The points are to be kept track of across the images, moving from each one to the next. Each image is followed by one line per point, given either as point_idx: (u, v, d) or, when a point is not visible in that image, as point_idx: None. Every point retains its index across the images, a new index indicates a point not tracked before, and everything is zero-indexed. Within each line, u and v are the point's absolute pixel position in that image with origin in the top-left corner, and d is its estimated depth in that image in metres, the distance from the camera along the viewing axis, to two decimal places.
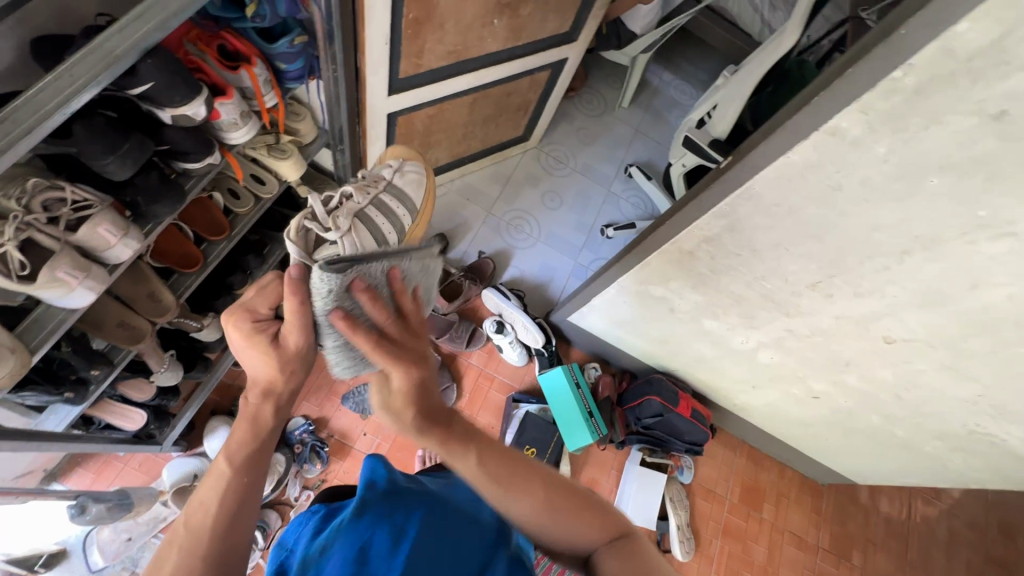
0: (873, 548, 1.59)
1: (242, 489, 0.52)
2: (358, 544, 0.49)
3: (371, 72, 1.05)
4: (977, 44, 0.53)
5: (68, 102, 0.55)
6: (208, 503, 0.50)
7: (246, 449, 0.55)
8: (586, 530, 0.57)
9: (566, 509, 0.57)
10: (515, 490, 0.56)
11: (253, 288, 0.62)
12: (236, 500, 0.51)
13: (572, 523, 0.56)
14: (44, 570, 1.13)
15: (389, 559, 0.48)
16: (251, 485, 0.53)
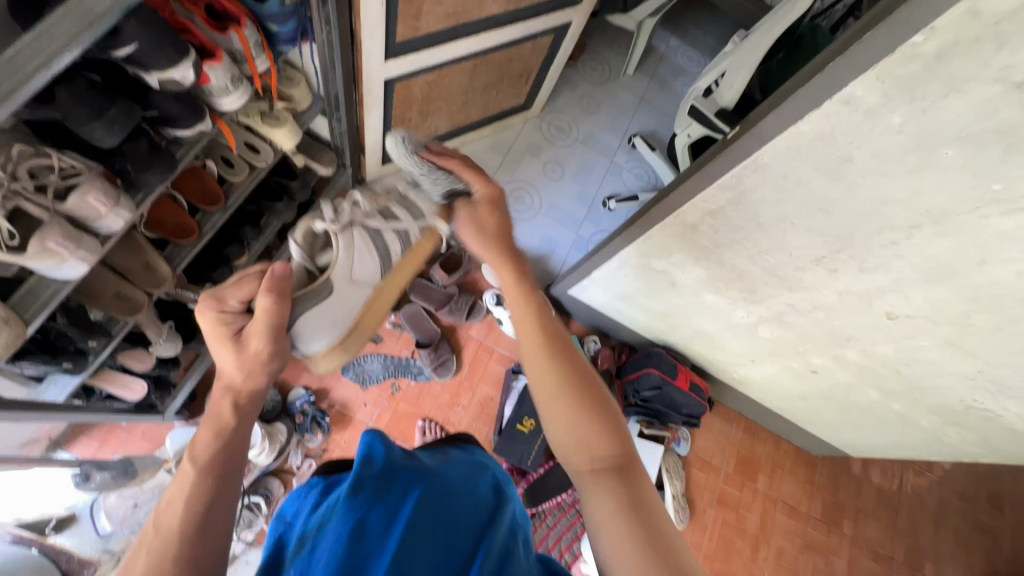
0: (864, 518, 1.63)
1: (212, 487, 0.51)
2: (354, 520, 0.48)
3: (367, 35, 1.01)
4: (1005, 7, 0.50)
5: (49, 63, 0.53)
6: (180, 499, 0.49)
7: (214, 447, 0.53)
8: (601, 437, 0.57)
9: (592, 406, 0.59)
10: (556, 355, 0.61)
11: (231, 279, 0.64)
12: (206, 497, 0.50)
13: (589, 422, 0.58)
14: (55, 534, 1.17)
15: (383, 538, 0.48)
16: (219, 484, 0.51)
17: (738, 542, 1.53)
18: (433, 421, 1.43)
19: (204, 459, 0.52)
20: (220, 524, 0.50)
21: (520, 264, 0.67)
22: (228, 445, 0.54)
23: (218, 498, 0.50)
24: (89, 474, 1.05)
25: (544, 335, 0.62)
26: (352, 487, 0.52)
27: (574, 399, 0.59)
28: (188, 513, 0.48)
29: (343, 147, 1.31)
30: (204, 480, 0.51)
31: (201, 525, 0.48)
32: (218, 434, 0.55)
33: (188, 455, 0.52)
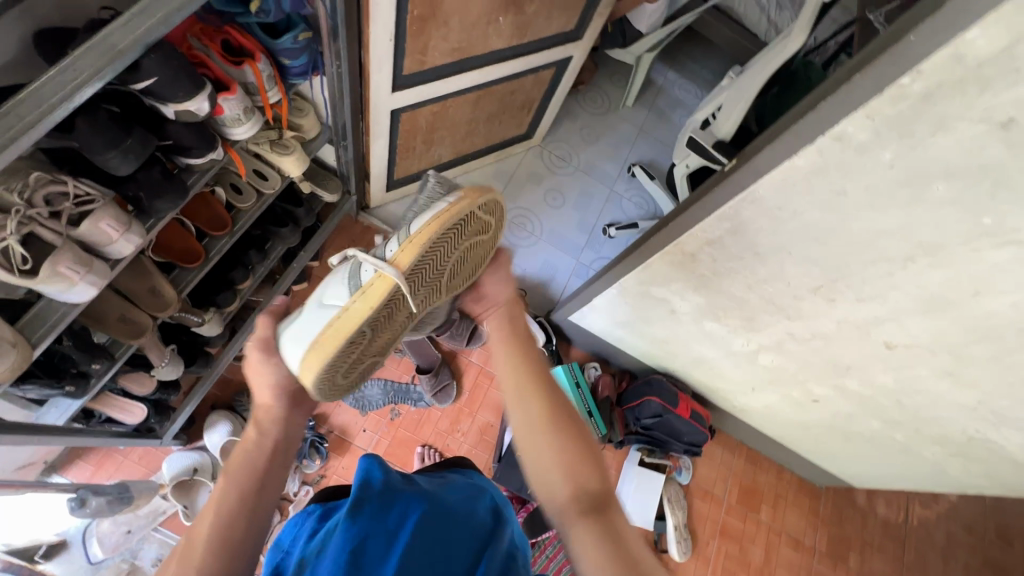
0: (869, 551, 1.60)
1: (239, 494, 0.55)
2: (351, 549, 0.48)
3: (375, 68, 1.04)
4: (987, 52, 0.52)
5: (72, 96, 0.55)
6: (210, 508, 0.53)
7: (244, 460, 0.58)
8: (581, 461, 0.61)
9: (575, 432, 0.63)
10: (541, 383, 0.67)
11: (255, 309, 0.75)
12: (235, 506, 0.54)
13: (573, 444, 0.62)
14: (44, 561, 1.13)
15: (382, 568, 0.48)
16: (245, 493, 0.55)
17: None
18: (432, 447, 1.42)
19: (232, 471, 0.57)
20: (249, 530, 0.53)
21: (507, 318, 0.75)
22: (256, 459, 0.59)
23: (248, 508, 0.54)
24: (86, 499, 1.02)
25: (532, 369, 0.68)
26: (351, 512, 0.52)
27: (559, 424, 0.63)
28: (217, 518, 0.52)
29: (348, 175, 1.35)
30: (233, 488, 0.55)
31: (230, 531, 0.52)
32: (247, 450, 0.59)
33: (222, 470, 0.57)
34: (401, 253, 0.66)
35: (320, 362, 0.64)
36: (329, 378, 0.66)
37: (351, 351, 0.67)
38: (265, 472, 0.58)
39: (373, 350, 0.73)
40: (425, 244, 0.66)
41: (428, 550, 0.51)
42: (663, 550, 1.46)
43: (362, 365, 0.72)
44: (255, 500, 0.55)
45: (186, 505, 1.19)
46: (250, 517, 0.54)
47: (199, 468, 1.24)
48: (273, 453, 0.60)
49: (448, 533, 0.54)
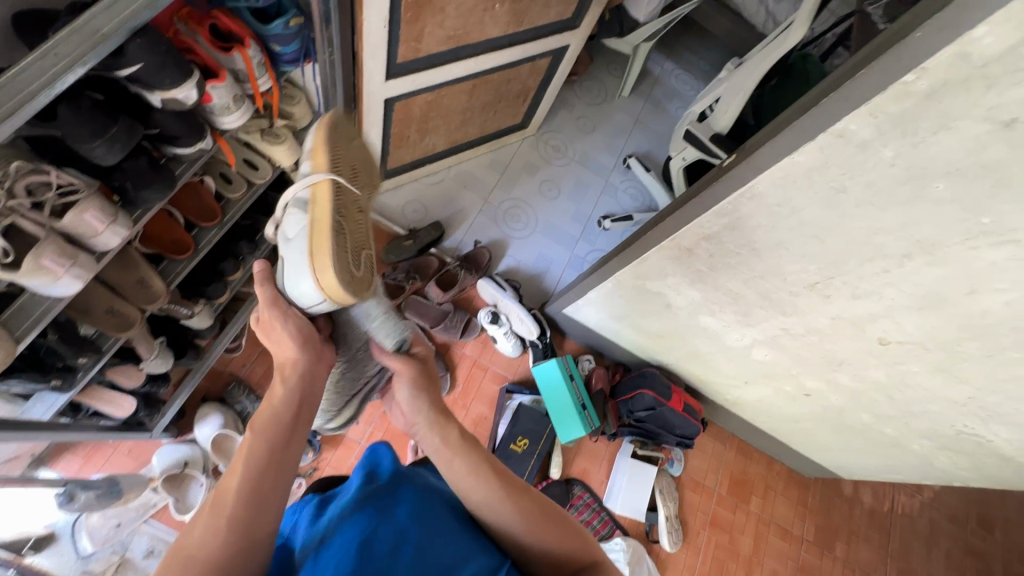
0: (856, 540, 1.63)
1: (268, 453, 0.52)
2: (364, 530, 0.48)
3: (369, 55, 1.02)
4: (993, 51, 0.52)
5: (53, 83, 0.52)
6: (239, 463, 0.50)
7: (272, 418, 0.55)
8: (568, 543, 0.58)
9: (552, 526, 0.59)
10: (501, 499, 0.58)
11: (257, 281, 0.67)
12: (264, 464, 0.51)
13: (556, 534, 0.58)
14: (32, 553, 1.12)
15: (393, 548, 0.47)
16: (274, 452, 0.52)
17: (731, 565, 1.52)
18: None
19: (261, 427, 0.54)
20: (278, 488, 0.51)
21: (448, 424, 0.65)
22: (284, 419, 0.56)
23: (278, 467, 0.52)
24: (74, 493, 1.04)
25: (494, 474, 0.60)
26: (361, 497, 0.53)
27: (540, 526, 0.58)
28: (249, 476, 0.49)
29: None
30: (263, 444, 0.52)
31: (259, 489, 0.49)
32: (274, 407, 0.56)
33: (248, 424, 0.54)
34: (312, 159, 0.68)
35: (329, 258, 0.63)
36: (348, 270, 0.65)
37: (343, 245, 0.66)
38: (293, 435, 0.56)
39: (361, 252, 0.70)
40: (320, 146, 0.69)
41: (441, 532, 0.52)
42: (655, 540, 1.47)
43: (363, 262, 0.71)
44: (284, 460, 0.53)
45: (176, 499, 1.17)
46: (279, 478, 0.51)
47: (190, 461, 1.22)
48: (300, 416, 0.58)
49: (458, 520, 0.55)
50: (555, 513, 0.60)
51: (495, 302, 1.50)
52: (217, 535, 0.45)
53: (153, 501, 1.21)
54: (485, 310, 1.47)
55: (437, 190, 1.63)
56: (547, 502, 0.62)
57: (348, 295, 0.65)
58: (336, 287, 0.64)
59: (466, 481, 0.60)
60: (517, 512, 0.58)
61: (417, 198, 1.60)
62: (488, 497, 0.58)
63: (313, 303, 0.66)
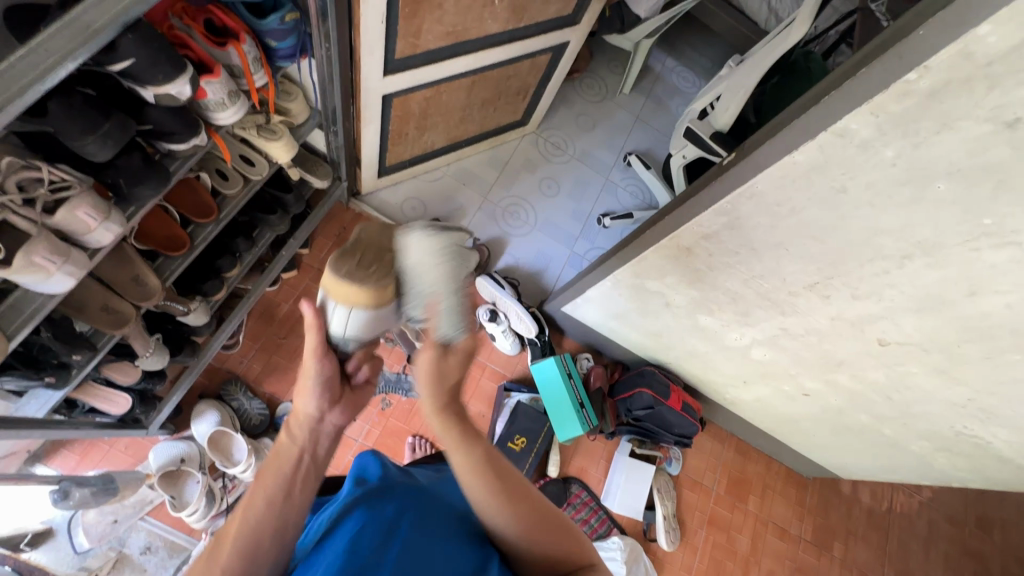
0: (854, 540, 1.62)
1: (268, 503, 0.50)
2: (350, 535, 0.49)
3: (366, 51, 1.01)
4: (997, 49, 0.51)
5: (44, 77, 0.52)
6: (244, 511, 0.50)
7: (280, 466, 0.53)
8: (572, 549, 0.58)
9: (554, 532, 0.58)
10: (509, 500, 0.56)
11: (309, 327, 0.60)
12: (264, 513, 0.49)
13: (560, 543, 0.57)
14: (30, 549, 1.14)
15: (380, 553, 0.48)
16: (275, 504, 0.50)
17: (729, 564, 1.52)
18: (423, 437, 1.41)
19: (264, 479, 0.52)
20: (281, 540, 0.50)
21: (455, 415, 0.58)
22: (294, 472, 0.53)
23: (285, 521, 0.50)
24: (69, 491, 1.02)
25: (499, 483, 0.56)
26: (346, 505, 0.53)
27: (542, 533, 0.57)
28: (247, 527, 0.48)
29: (339, 160, 1.32)
30: (269, 495, 0.51)
31: (257, 546, 0.48)
32: (282, 457, 0.54)
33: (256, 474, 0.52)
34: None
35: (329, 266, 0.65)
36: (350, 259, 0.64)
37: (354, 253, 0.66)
38: (301, 489, 0.53)
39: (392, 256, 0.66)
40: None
41: (428, 543, 0.52)
42: (652, 539, 1.47)
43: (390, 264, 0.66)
44: (287, 514, 0.51)
45: (173, 496, 1.16)
46: (284, 538, 0.50)
47: (186, 457, 1.22)
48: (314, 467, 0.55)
49: (447, 528, 0.55)
50: (560, 522, 0.59)
51: (494, 300, 1.49)
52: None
53: (150, 498, 1.20)
54: (484, 307, 1.47)
55: (436, 187, 1.62)
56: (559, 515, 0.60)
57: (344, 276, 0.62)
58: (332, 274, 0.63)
59: (480, 476, 0.56)
60: (522, 520, 0.56)
61: (416, 195, 1.60)
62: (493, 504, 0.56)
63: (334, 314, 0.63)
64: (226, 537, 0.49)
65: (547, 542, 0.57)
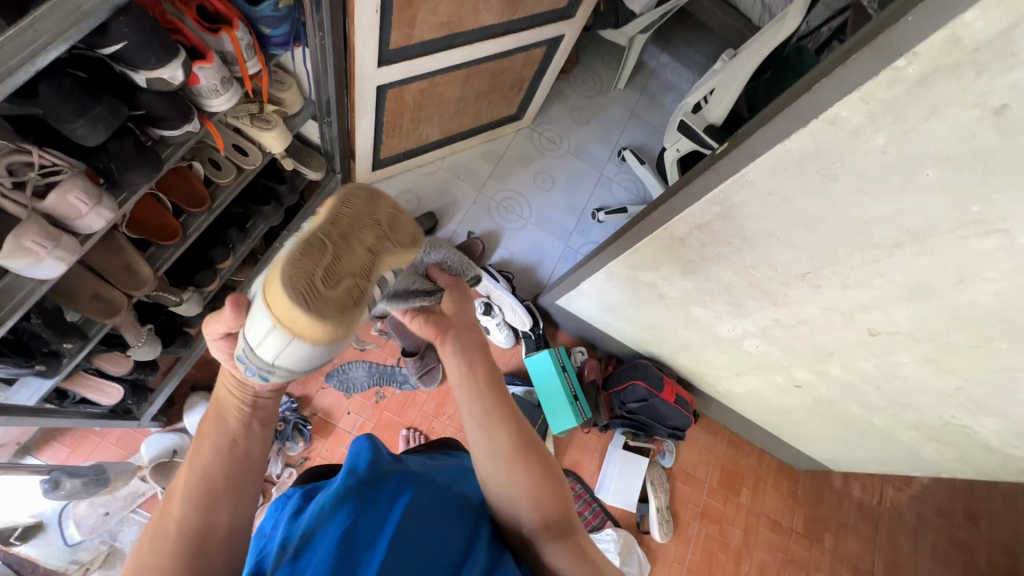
0: (844, 532, 1.64)
1: (216, 457, 0.52)
2: (341, 530, 0.50)
3: (360, 42, 1.00)
4: (985, 35, 0.52)
5: (34, 59, 0.51)
6: (188, 466, 0.51)
7: (222, 418, 0.54)
8: (550, 509, 0.63)
9: (541, 471, 0.64)
10: (499, 427, 0.64)
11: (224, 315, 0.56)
12: (213, 465, 0.51)
13: (541, 498, 0.63)
14: (20, 543, 1.11)
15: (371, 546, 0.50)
16: (221, 454, 0.52)
17: (721, 556, 1.53)
18: (416, 430, 1.41)
19: (208, 440, 0.53)
20: (245, 487, 0.52)
21: (465, 349, 0.68)
22: (239, 421, 0.55)
23: (233, 469, 0.52)
24: (60, 480, 1.04)
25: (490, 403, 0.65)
26: (338, 496, 0.53)
27: (516, 470, 0.62)
28: (196, 475, 0.50)
29: (333, 152, 1.32)
30: (215, 446, 0.52)
31: (210, 497, 0.50)
32: (218, 406, 0.55)
33: (197, 430, 0.54)
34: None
35: (297, 310, 0.49)
36: (307, 271, 0.51)
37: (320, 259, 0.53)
38: (247, 438, 0.55)
39: (348, 287, 0.54)
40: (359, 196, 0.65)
41: (417, 534, 0.53)
42: (645, 531, 1.48)
43: (349, 306, 0.53)
44: (235, 461, 0.53)
45: (165, 487, 1.18)
46: (235, 496, 0.51)
47: (178, 449, 1.23)
48: (258, 415, 0.56)
49: (436, 522, 0.55)
50: (545, 463, 0.65)
51: (488, 293, 1.49)
52: (168, 537, 0.47)
53: (141, 490, 1.20)
54: (478, 300, 1.48)
55: (431, 180, 1.62)
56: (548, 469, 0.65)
57: (294, 303, 0.49)
58: (278, 286, 0.50)
59: (474, 397, 0.65)
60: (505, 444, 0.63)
61: (410, 188, 1.60)
62: (486, 421, 0.64)
63: (262, 334, 0.51)
64: (174, 493, 0.50)
65: (530, 486, 0.62)
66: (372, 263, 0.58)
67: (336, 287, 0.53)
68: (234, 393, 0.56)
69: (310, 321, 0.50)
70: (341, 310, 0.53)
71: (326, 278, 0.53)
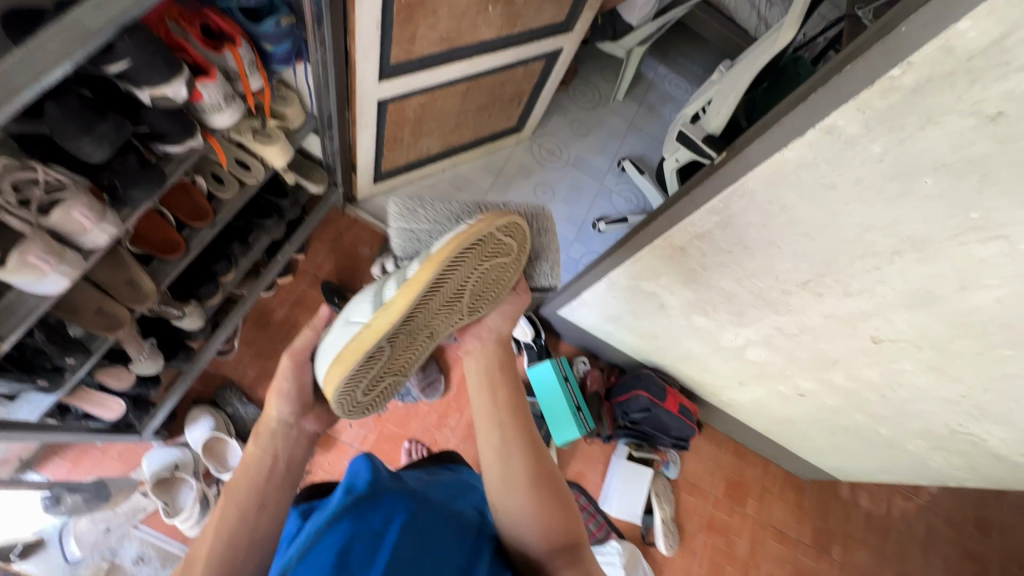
0: (853, 543, 1.62)
1: (240, 515, 0.57)
2: (337, 549, 0.50)
3: (361, 58, 1.02)
4: (977, 44, 0.52)
5: (40, 78, 0.52)
6: (214, 522, 0.56)
7: (248, 477, 0.61)
8: (560, 525, 0.66)
9: (551, 489, 0.67)
10: (515, 448, 0.68)
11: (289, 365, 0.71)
12: (235, 522, 0.56)
13: (551, 514, 0.65)
14: (20, 560, 1.10)
15: (366, 563, 0.50)
16: (246, 512, 0.57)
17: (728, 568, 1.51)
18: (419, 442, 1.40)
19: (235, 495, 0.59)
20: (259, 534, 0.56)
21: (492, 375, 0.74)
22: (261, 478, 0.61)
23: (253, 525, 0.57)
24: (61, 497, 1.07)
25: (510, 422, 0.71)
26: (334, 514, 0.54)
27: (528, 488, 0.66)
28: (220, 533, 0.55)
29: (335, 165, 1.33)
30: (239, 503, 0.58)
31: (232, 551, 0.54)
32: (251, 467, 0.62)
33: (226, 488, 0.60)
34: (421, 270, 0.64)
35: (340, 403, 0.68)
36: (359, 378, 0.67)
37: (376, 364, 0.67)
38: (267, 495, 0.59)
39: (390, 370, 0.71)
40: (444, 260, 0.63)
41: (414, 552, 0.53)
42: (651, 543, 1.47)
43: (388, 388, 0.73)
44: (258, 519, 0.57)
45: (166, 502, 1.16)
46: (252, 547, 0.55)
47: (180, 464, 1.22)
48: (279, 467, 0.63)
49: (433, 540, 0.55)
50: (554, 482, 0.69)
51: None
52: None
53: (142, 505, 1.21)
54: None
55: (432, 192, 1.63)
56: (557, 487, 0.69)
57: (336, 403, 0.68)
58: (333, 386, 0.66)
59: (496, 416, 0.71)
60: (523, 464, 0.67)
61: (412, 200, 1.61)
62: (505, 442, 0.69)
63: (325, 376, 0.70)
64: (203, 550, 0.55)
65: (541, 501, 0.66)
66: (420, 343, 0.72)
67: (379, 377, 0.70)
68: (271, 448, 0.64)
69: (347, 410, 0.70)
70: (378, 389, 0.72)
71: (371, 377, 0.69)
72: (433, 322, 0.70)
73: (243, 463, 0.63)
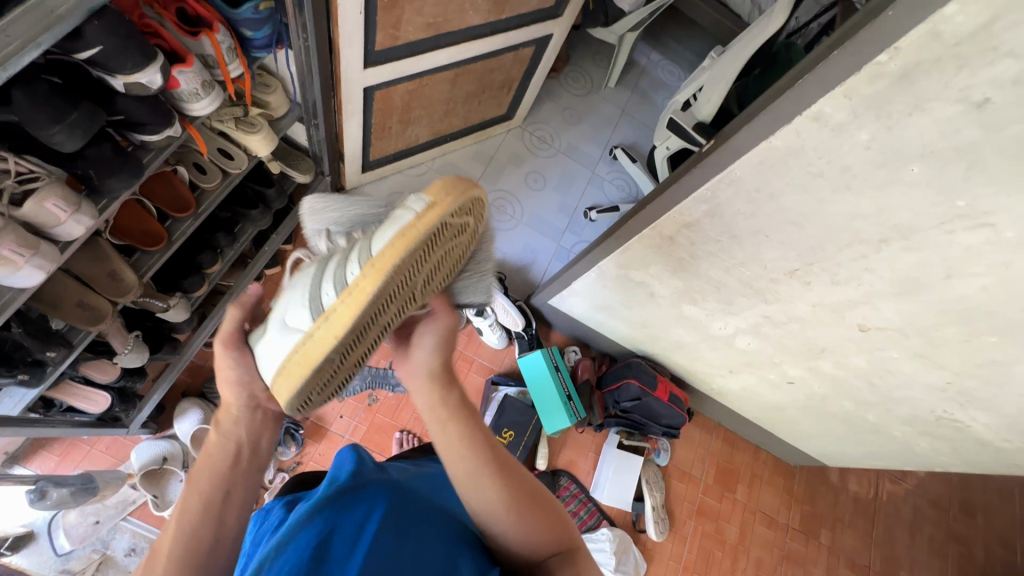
0: (840, 527, 1.64)
1: (202, 510, 0.55)
2: (316, 540, 0.50)
3: (345, 44, 1.00)
4: (966, 29, 0.51)
5: (5, 65, 0.50)
6: (176, 518, 0.54)
7: (210, 470, 0.58)
8: (548, 533, 0.62)
9: (534, 500, 0.63)
10: (485, 478, 0.62)
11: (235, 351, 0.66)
12: (198, 520, 0.54)
13: (536, 525, 0.62)
14: (10, 553, 1.11)
15: (346, 552, 0.50)
16: (209, 507, 0.55)
17: (718, 554, 1.53)
18: (410, 432, 1.41)
19: (196, 489, 0.56)
20: (224, 530, 0.55)
21: (446, 406, 0.66)
22: (223, 472, 0.58)
23: (218, 521, 0.55)
24: (47, 490, 1.04)
25: (475, 449, 0.64)
26: (318, 504, 0.54)
27: (507, 509, 0.61)
28: (182, 531, 0.53)
29: (321, 154, 1.31)
30: (202, 498, 0.56)
31: (195, 547, 0.52)
32: (211, 458, 0.59)
33: (186, 479, 0.57)
34: (364, 278, 0.58)
35: (297, 408, 0.64)
36: (314, 386, 0.62)
37: (327, 372, 0.63)
38: (233, 487, 0.58)
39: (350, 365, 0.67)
40: (390, 268, 0.58)
41: (396, 543, 0.52)
42: (641, 530, 1.48)
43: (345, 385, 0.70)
44: (223, 519, 0.56)
45: (156, 495, 1.16)
46: (217, 548, 0.54)
47: (169, 456, 1.21)
48: (244, 460, 0.61)
49: (417, 531, 0.55)
50: (535, 491, 0.64)
51: None
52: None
53: (131, 497, 1.19)
54: None
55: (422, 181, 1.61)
56: (537, 491, 0.65)
57: (294, 410, 0.64)
58: (286, 395, 0.62)
59: (461, 444, 0.64)
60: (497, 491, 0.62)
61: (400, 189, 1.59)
62: (472, 472, 0.62)
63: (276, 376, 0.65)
64: (161, 549, 0.52)
65: (524, 516, 0.62)
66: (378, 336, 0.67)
67: (337, 376, 0.66)
68: (230, 439, 0.62)
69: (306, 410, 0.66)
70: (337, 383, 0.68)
71: (326, 378, 0.64)
72: (389, 317, 0.65)
73: (203, 454, 0.60)
